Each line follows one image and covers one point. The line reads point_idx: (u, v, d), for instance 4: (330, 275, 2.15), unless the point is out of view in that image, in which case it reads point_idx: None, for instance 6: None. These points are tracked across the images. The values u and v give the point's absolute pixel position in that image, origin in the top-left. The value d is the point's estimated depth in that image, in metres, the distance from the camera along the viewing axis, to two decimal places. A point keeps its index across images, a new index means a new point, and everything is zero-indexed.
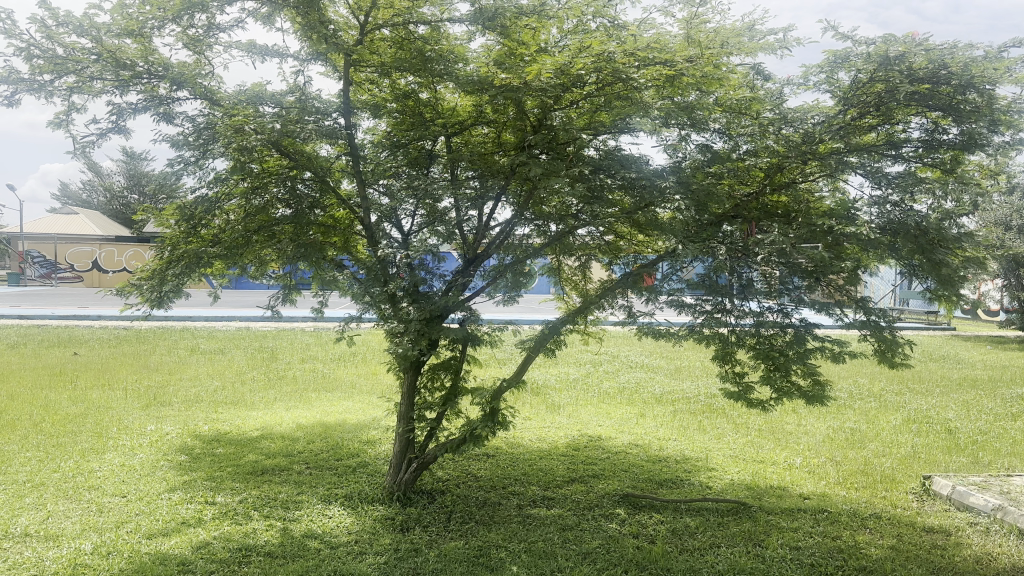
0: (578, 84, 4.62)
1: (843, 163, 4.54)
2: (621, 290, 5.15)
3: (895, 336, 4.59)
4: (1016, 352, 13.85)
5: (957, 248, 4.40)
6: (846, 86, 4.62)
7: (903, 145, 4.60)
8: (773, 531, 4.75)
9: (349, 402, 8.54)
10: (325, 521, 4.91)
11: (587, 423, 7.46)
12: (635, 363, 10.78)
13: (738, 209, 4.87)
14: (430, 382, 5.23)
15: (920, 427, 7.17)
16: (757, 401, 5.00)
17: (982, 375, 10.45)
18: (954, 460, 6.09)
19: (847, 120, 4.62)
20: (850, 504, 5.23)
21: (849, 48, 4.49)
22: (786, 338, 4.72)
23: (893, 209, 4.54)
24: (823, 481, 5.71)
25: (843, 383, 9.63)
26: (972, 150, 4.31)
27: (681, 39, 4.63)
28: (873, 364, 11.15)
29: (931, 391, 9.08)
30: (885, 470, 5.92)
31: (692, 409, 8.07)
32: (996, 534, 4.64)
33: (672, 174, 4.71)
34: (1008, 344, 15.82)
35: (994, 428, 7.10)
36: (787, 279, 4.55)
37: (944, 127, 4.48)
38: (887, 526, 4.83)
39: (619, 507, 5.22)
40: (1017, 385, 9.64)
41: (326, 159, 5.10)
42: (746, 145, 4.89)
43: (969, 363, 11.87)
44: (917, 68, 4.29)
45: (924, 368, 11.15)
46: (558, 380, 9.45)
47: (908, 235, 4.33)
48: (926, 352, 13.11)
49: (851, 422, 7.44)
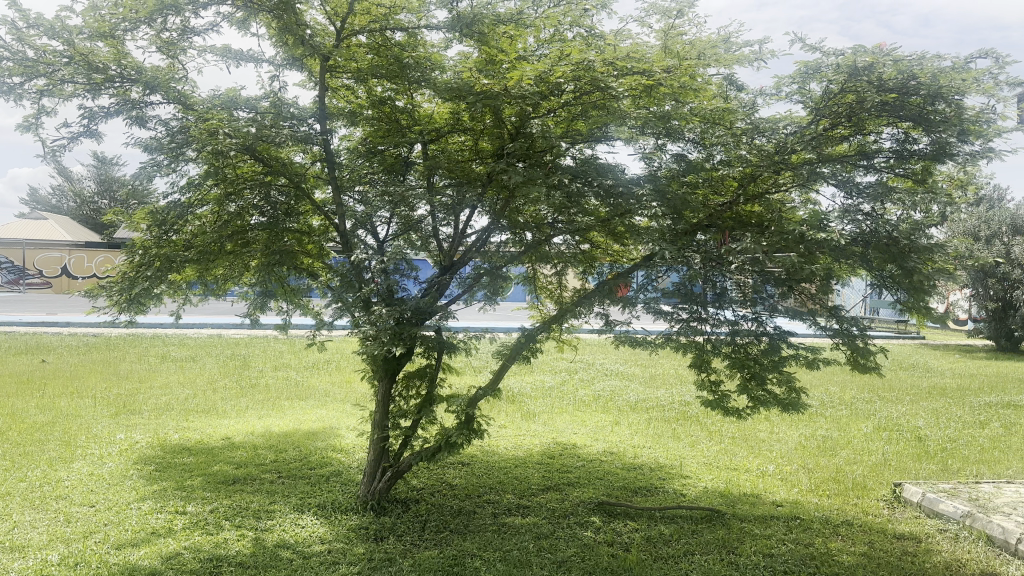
0: (556, 92, 4.67)
1: (816, 173, 4.61)
2: (598, 299, 5.12)
3: (866, 345, 4.64)
4: (981, 361, 14.08)
5: (929, 256, 4.45)
6: (818, 96, 4.69)
7: (875, 156, 4.66)
8: (746, 538, 4.78)
9: (322, 410, 8.46)
10: (297, 530, 4.85)
11: (562, 431, 7.46)
12: (610, 370, 10.79)
13: (713, 218, 4.91)
14: (405, 390, 5.28)
15: (890, 435, 7.25)
16: (733, 409, 5.04)
17: (950, 384, 10.61)
18: (924, 468, 6.15)
19: (819, 130, 4.71)
20: (822, 511, 5.28)
21: (820, 59, 4.54)
22: (761, 346, 4.80)
23: (866, 218, 4.62)
24: (796, 489, 5.76)
25: (816, 391, 9.71)
26: (942, 160, 4.40)
27: (658, 49, 4.68)
28: (843, 373, 11.28)
29: (901, 399, 9.20)
30: (856, 477, 5.98)
31: (666, 416, 8.10)
32: (965, 541, 4.70)
33: (648, 182, 4.80)
34: (975, 352, 16.08)
35: (963, 435, 7.20)
36: (760, 288, 4.64)
37: (914, 137, 4.56)
38: (859, 533, 4.88)
39: (593, 515, 5.22)
40: (985, 394, 9.79)
41: (299, 166, 5.06)
42: (719, 155, 4.94)
43: (937, 372, 12.04)
44: (887, 79, 4.39)
45: (894, 376, 11.29)
46: (534, 387, 9.46)
47: (880, 244, 4.44)
48: (895, 360, 13.30)
49: (823, 430, 7.52)
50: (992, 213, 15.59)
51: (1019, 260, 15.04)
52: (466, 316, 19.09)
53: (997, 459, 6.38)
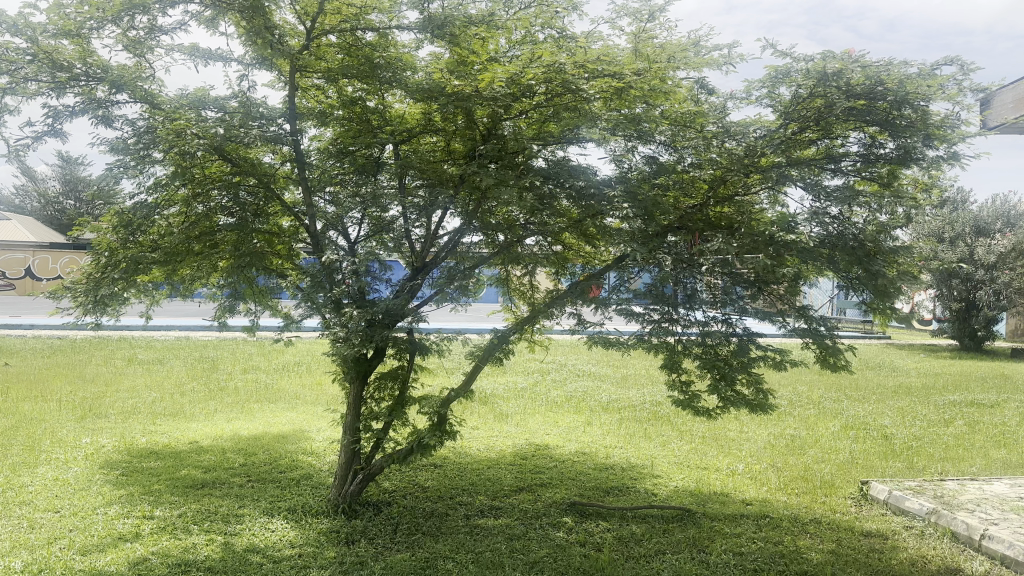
0: (528, 94, 4.66)
1: (784, 176, 4.67)
2: (571, 299, 5.17)
3: (835, 344, 4.68)
4: (944, 360, 14.36)
5: (893, 259, 4.65)
6: (787, 100, 4.70)
7: (842, 159, 4.77)
8: (717, 537, 4.82)
9: (293, 413, 8.39)
10: (267, 534, 4.81)
11: (534, 432, 7.47)
12: (582, 371, 10.82)
13: (683, 221, 4.92)
14: (377, 391, 5.23)
15: (857, 433, 7.36)
16: (703, 409, 5.07)
17: (915, 382, 10.80)
18: (890, 466, 6.25)
19: (788, 134, 4.78)
20: (791, 509, 5.34)
21: (790, 64, 4.57)
22: (730, 348, 4.81)
23: (832, 221, 4.68)
24: (765, 487, 5.82)
25: (784, 390, 9.84)
26: (907, 164, 4.49)
27: (628, 52, 4.72)
28: (810, 372, 11.44)
29: (868, 398, 9.35)
30: (824, 475, 6.06)
31: (638, 416, 8.15)
32: (931, 537, 4.79)
33: (620, 183, 4.83)
34: (939, 352, 16.37)
35: (927, 433, 7.33)
36: (729, 289, 4.75)
37: (880, 141, 4.65)
38: (827, 531, 4.94)
39: (566, 515, 5.23)
40: (949, 392, 9.97)
41: (268, 166, 5.01)
42: (690, 158, 4.97)
43: (902, 371, 12.25)
44: (855, 84, 4.42)
45: (861, 375, 11.45)
46: (506, 388, 9.47)
47: (847, 247, 4.52)
48: (862, 360, 13.49)
49: (791, 428, 7.62)
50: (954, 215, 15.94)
51: (981, 261, 15.36)
52: (437, 317, 19.06)
53: (960, 456, 6.50)
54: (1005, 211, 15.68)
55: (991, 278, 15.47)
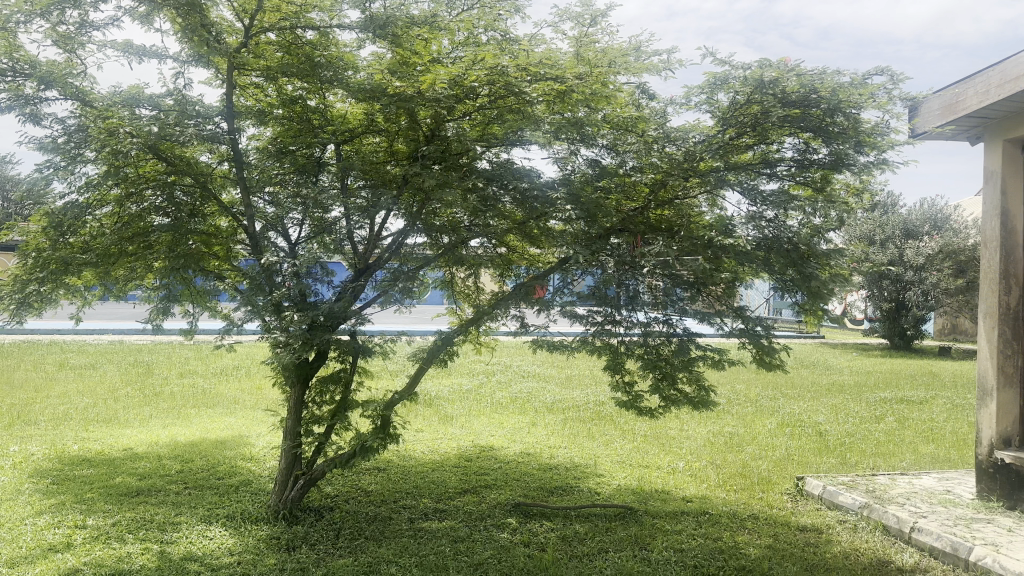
0: (471, 96, 4.67)
1: (721, 181, 4.80)
2: (514, 301, 5.11)
3: (771, 344, 4.80)
4: (875, 359, 14.85)
5: (826, 262, 4.79)
6: (725, 107, 4.81)
7: (777, 164, 4.89)
8: (658, 534, 4.90)
9: (233, 418, 8.24)
10: (205, 542, 4.71)
11: (479, 434, 7.48)
12: (527, 372, 10.86)
13: (625, 223, 4.96)
14: (318, 396, 5.19)
15: (792, 430, 7.55)
16: (646, 409, 5.15)
17: (847, 380, 11.14)
18: (824, 462, 6.43)
19: (726, 140, 4.87)
20: (729, 505, 5.46)
21: (729, 71, 4.64)
22: (672, 347, 4.91)
23: (768, 225, 4.78)
24: (704, 484, 5.94)
25: (723, 389, 10.05)
26: (840, 170, 4.67)
27: (571, 56, 4.74)
28: (748, 372, 11.70)
29: (803, 396, 9.61)
30: (761, 472, 6.21)
31: (581, 417, 8.23)
32: (863, 531, 4.94)
33: (563, 186, 4.80)
34: (871, 351, 16.92)
35: (859, 430, 7.56)
36: (670, 291, 4.75)
37: (814, 147, 4.76)
38: (765, 526, 5.06)
39: (510, 516, 5.25)
40: (880, 390, 10.32)
41: (204, 165, 4.88)
42: (632, 161, 4.99)
43: (836, 370, 12.61)
44: (790, 92, 4.55)
45: (796, 373, 11.77)
46: (450, 390, 9.45)
47: (782, 250, 4.64)
48: (798, 359, 13.85)
49: (730, 426, 7.78)
50: (884, 218, 16.56)
51: (910, 262, 15.93)
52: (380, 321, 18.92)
53: (891, 452, 6.73)
54: (935, 215, 16.49)
55: (920, 278, 16.05)
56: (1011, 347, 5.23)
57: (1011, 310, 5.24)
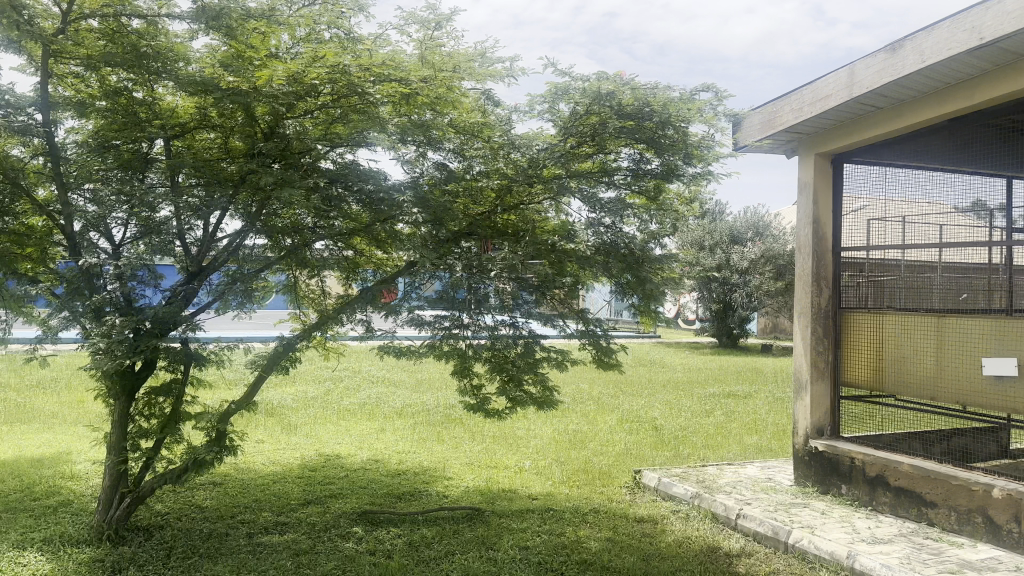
0: (312, 95, 4.54)
1: (563, 188, 4.95)
2: (360, 305, 4.95)
3: (609, 345, 5.07)
4: (707, 356, 15.91)
5: (660, 266, 5.06)
6: (566, 116, 4.93)
7: (615, 173, 5.08)
8: (504, 534, 4.97)
9: (49, 435, 7.55)
10: (15, 571, 4.28)
11: (325, 442, 7.29)
12: (375, 378, 10.73)
13: (474, 226, 5.04)
14: (146, 408, 4.85)
15: (631, 426, 7.92)
16: (493, 411, 5.15)
17: (681, 377, 11.86)
18: (660, 455, 6.79)
19: (566, 148, 4.97)
20: (572, 501, 5.63)
21: (569, 82, 4.80)
22: (518, 350, 4.97)
23: (607, 230, 5.02)
24: (549, 481, 6.10)
25: (567, 389, 10.39)
26: (670, 180, 5.01)
27: (415, 59, 4.69)
28: (591, 371, 12.17)
29: (641, 393, 10.11)
30: (602, 467, 6.46)
31: (430, 420, 8.22)
32: (695, 519, 5.24)
33: (410, 189, 4.77)
34: (703, 349, 18.09)
35: (692, 423, 8.06)
36: (517, 294, 4.86)
37: (647, 158, 5.05)
38: (605, 519, 5.26)
39: (355, 525, 5.15)
40: (709, 385, 11.06)
41: (16, 160, 4.57)
42: (478, 166, 5.07)
43: (672, 367, 13.39)
44: (625, 104, 4.76)
45: (633, 372, 12.37)
46: (295, 398, 9.16)
47: (620, 255, 4.90)
48: (637, 358, 14.57)
49: (573, 424, 8.05)
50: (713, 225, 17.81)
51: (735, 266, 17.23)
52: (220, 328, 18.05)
53: (719, 443, 7.21)
54: (758, 222, 17.82)
55: (744, 280, 17.35)
56: (824, 343, 5.77)
57: (822, 310, 5.76)
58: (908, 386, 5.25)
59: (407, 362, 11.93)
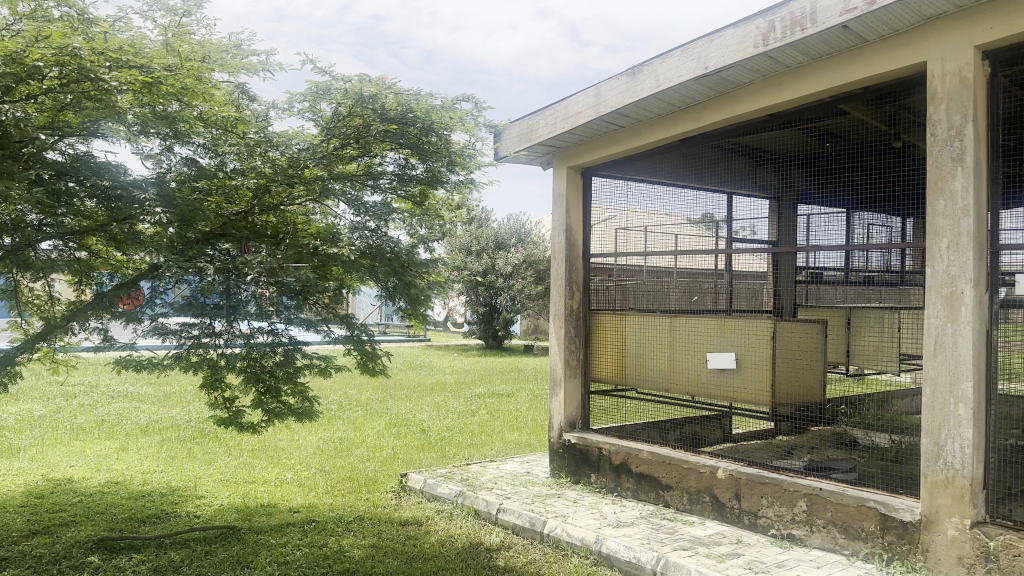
0: (36, 77, 4.05)
1: (327, 190, 4.80)
2: (94, 313, 4.44)
3: (373, 350, 5.03)
4: (474, 358, 16.46)
5: (424, 271, 5.12)
6: (328, 117, 4.84)
7: (380, 177, 5.05)
8: (261, 550, 4.76)
9: None
10: None
11: (54, 467, 6.51)
12: (117, 393, 9.78)
13: (227, 227, 4.77)
14: None
15: (398, 430, 7.95)
16: (248, 423, 4.91)
17: (448, 379, 12.14)
18: (426, 457, 6.87)
19: (330, 149, 4.87)
20: (336, 510, 5.53)
21: (330, 82, 4.74)
22: (276, 358, 4.79)
23: (371, 234, 4.98)
24: (312, 492, 5.94)
25: (333, 396, 10.20)
26: (435, 186, 5.12)
27: (159, 45, 4.35)
28: (358, 377, 12.06)
29: (409, 396, 10.20)
30: (368, 473, 6.41)
31: (182, 436, 7.66)
32: (458, 518, 5.36)
33: (154, 187, 4.39)
34: (471, 352, 18.69)
35: (457, 424, 8.26)
36: (277, 299, 4.65)
37: (412, 164, 5.11)
38: (368, 526, 5.22)
39: (90, 555, 4.65)
40: (475, 386, 11.43)
41: None
42: (233, 163, 4.79)
43: (440, 370, 13.66)
44: (389, 108, 4.80)
45: (401, 376, 12.45)
46: (16, 420, 8.08)
47: (386, 260, 4.87)
48: (406, 363, 14.71)
49: (339, 432, 7.91)
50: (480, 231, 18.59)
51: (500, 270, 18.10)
52: None
53: (483, 442, 7.46)
54: (521, 228, 18.87)
55: (510, 284, 18.15)
56: (575, 343, 6.32)
57: (575, 312, 6.30)
58: (646, 379, 6.01)
59: (155, 376, 11.03)
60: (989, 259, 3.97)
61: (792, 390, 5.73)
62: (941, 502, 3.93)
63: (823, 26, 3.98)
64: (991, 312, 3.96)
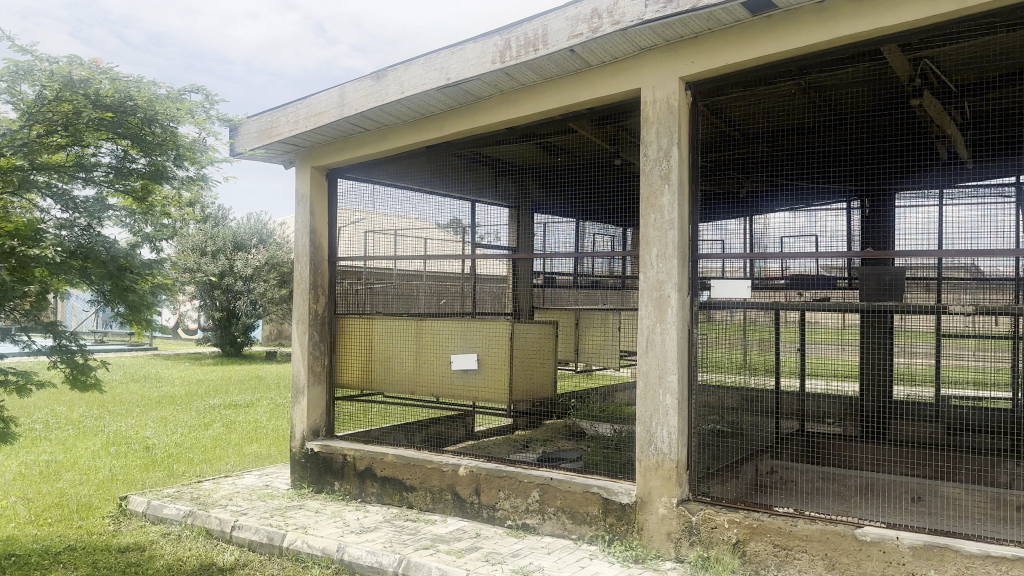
0: None
1: (27, 182, 4.19)
2: None
3: (86, 362, 4.50)
4: (208, 368, 15.63)
5: (148, 272, 4.69)
6: (31, 100, 4.20)
7: (94, 169, 4.54)
8: None
9: None
10: None
11: None
12: None
13: None
14: None
15: (118, 449, 7.24)
16: None
17: (177, 391, 11.35)
18: (151, 476, 6.32)
19: (31, 136, 4.25)
20: (40, 542, 4.88)
21: (31, 61, 4.18)
22: None
23: (82, 232, 4.49)
24: (10, 524, 5.19)
25: (36, 415, 9.04)
26: (161, 181, 4.71)
27: None
28: (67, 394, 10.84)
29: (130, 412, 9.35)
30: (80, 499, 5.74)
31: None
32: (188, 538, 4.99)
33: None
34: (207, 362, 17.71)
35: (188, 439, 7.71)
36: None
37: (134, 156, 4.65)
38: (80, 556, 4.66)
39: None
40: (208, 397, 10.78)
41: None
42: None
43: (168, 382, 12.74)
44: (105, 96, 4.38)
45: (120, 391, 11.40)
46: None
47: (102, 261, 4.40)
48: (127, 376, 13.56)
49: (45, 454, 7.01)
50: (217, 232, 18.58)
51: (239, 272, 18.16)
52: None
53: (218, 456, 7.04)
54: (259, 229, 19.23)
55: (251, 287, 18.12)
56: (318, 347, 6.20)
57: (319, 316, 6.20)
58: (392, 382, 6.11)
59: None
60: (690, 266, 4.50)
61: (524, 387, 6.20)
62: (653, 484, 4.38)
63: (553, 48, 4.26)
64: (692, 312, 4.49)
